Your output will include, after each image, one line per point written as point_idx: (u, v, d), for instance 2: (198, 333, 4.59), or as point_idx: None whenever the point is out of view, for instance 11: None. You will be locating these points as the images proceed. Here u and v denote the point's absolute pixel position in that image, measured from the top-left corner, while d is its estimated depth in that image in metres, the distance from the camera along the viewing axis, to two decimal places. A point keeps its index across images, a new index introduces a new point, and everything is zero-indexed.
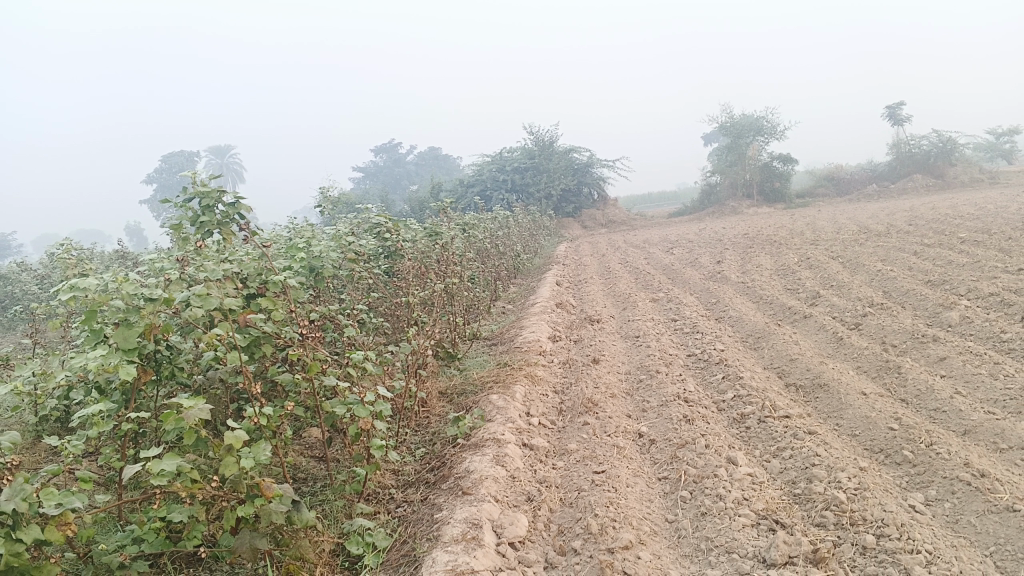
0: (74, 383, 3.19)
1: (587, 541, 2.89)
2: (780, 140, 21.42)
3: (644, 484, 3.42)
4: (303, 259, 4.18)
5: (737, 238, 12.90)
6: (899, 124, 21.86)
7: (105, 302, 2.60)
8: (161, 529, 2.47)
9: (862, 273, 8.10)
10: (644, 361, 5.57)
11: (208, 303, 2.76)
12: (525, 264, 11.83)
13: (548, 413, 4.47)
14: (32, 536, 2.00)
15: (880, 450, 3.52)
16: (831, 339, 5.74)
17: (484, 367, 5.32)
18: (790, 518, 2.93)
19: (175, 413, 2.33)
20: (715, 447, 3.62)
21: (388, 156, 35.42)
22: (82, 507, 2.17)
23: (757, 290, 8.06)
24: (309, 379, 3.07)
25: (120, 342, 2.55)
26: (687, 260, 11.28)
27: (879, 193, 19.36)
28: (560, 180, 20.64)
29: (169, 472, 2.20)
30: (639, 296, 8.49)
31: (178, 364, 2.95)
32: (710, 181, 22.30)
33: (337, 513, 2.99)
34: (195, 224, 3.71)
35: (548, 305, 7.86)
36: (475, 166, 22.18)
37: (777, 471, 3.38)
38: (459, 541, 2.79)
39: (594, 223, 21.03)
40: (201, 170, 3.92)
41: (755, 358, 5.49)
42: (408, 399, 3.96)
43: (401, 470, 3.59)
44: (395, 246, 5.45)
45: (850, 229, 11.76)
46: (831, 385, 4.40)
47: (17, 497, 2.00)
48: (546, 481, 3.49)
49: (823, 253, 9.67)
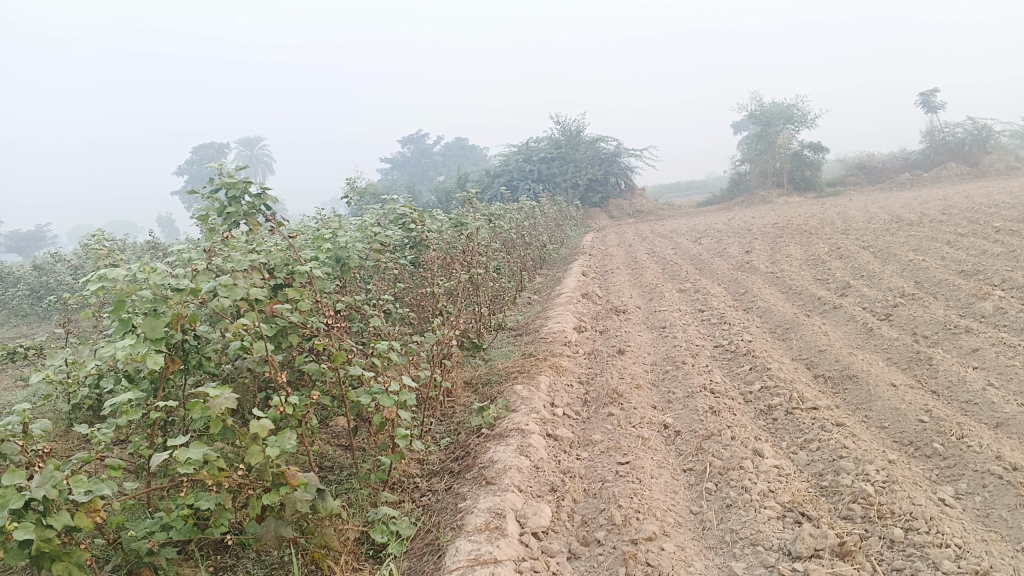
0: (104, 372, 3.23)
1: (611, 532, 2.88)
2: (811, 129, 21.17)
3: (669, 475, 3.40)
4: (328, 250, 4.20)
5: (766, 228, 12.79)
6: (934, 112, 21.52)
7: (133, 292, 2.63)
8: (189, 517, 2.50)
9: (894, 263, 7.99)
10: (670, 351, 5.54)
11: (234, 293, 2.77)
12: (551, 255, 11.81)
13: (573, 404, 4.47)
14: (63, 523, 2.04)
15: (910, 443, 3.47)
16: (861, 330, 5.67)
17: (509, 357, 5.33)
18: (816, 510, 2.90)
19: (202, 402, 2.35)
20: (742, 438, 3.59)
21: (415, 147, 35.55)
22: (110, 495, 2.20)
23: (786, 280, 7.97)
24: (335, 368, 3.08)
25: (147, 332, 2.57)
26: (715, 250, 11.19)
27: (912, 181, 19.06)
28: (587, 170, 20.56)
29: (196, 461, 2.23)
30: (665, 286, 8.45)
31: (206, 354, 2.98)
32: (739, 171, 22.11)
33: (362, 502, 3.01)
34: (222, 214, 3.72)
35: (574, 296, 7.84)
36: (501, 156, 22.16)
37: (804, 463, 3.35)
38: (482, 530, 2.80)
39: (621, 214, 20.93)
40: (227, 161, 3.92)
41: (783, 349, 5.44)
42: (433, 389, 3.98)
43: (426, 460, 3.61)
44: (421, 237, 5.46)
45: (881, 219, 11.60)
46: (861, 377, 4.35)
47: (48, 484, 2.04)
48: (570, 471, 3.49)
49: (854, 242, 9.55)
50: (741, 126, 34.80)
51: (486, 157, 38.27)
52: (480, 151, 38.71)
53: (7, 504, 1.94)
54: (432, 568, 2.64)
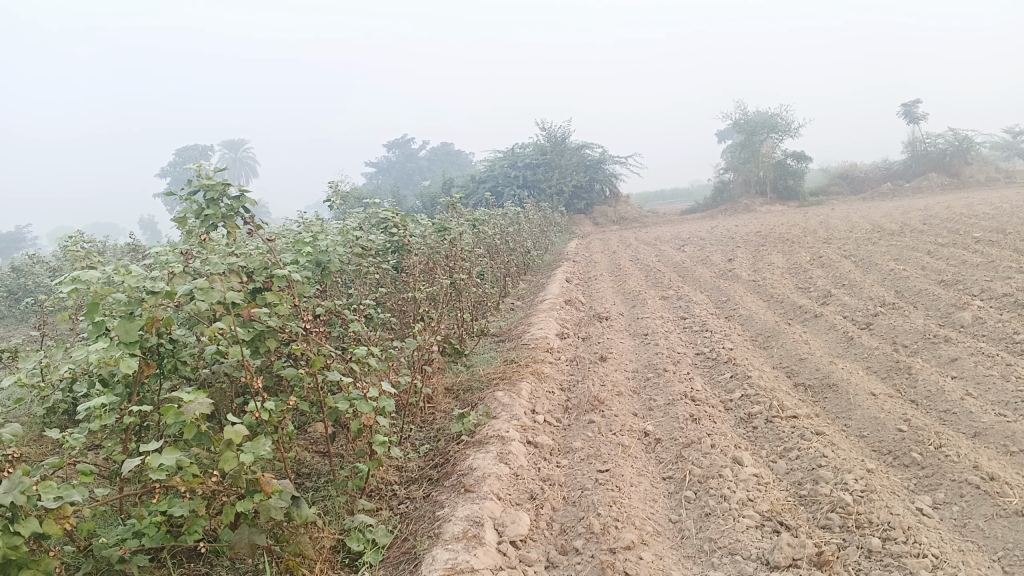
0: (78, 376, 3.18)
1: (589, 541, 2.87)
2: (794, 138, 21.35)
3: (648, 483, 3.39)
4: (308, 254, 4.17)
5: (749, 236, 12.86)
6: (915, 122, 21.75)
7: (107, 294, 2.59)
8: (162, 524, 2.46)
9: (875, 272, 8.04)
10: (652, 358, 5.54)
11: (210, 296, 2.74)
12: (535, 261, 11.81)
13: (554, 411, 4.45)
14: (30, 530, 2.00)
15: (888, 452, 3.48)
16: (841, 338, 5.69)
17: (490, 363, 5.31)
18: (795, 519, 2.90)
19: (176, 407, 2.32)
20: (721, 447, 3.59)
21: (400, 152, 35.53)
22: (81, 501, 2.16)
23: (768, 288, 8.01)
24: (313, 374, 3.05)
25: (121, 335, 2.53)
26: (698, 258, 11.24)
27: (894, 191, 19.22)
28: (571, 177, 20.61)
29: (169, 467, 2.20)
30: (649, 293, 8.45)
31: (182, 358, 2.94)
32: (723, 179, 22.22)
33: (338, 509, 2.98)
34: (199, 217, 3.69)
35: (557, 302, 7.84)
36: (486, 162, 22.17)
37: (784, 472, 3.35)
38: (459, 538, 2.77)
39: (605, 220, 20.98)
40: (205, 162, 3.89)
41: (765, 357, 5.45)
42: (412, 395, 3.95)
43: (404, 466, 3.57)
44: (403, 241, 5.44)
45: (863, 228, 11.67)
46: (840, 386, 4.36)
47: (16, 490, 2.00)
48: (550, 479, 3.47)
49: (835, 251, 9.61)
50: (726, 136, 35.01)
51: (471, 163, 38.23)
52: (465, 157, 38.69)
53: None
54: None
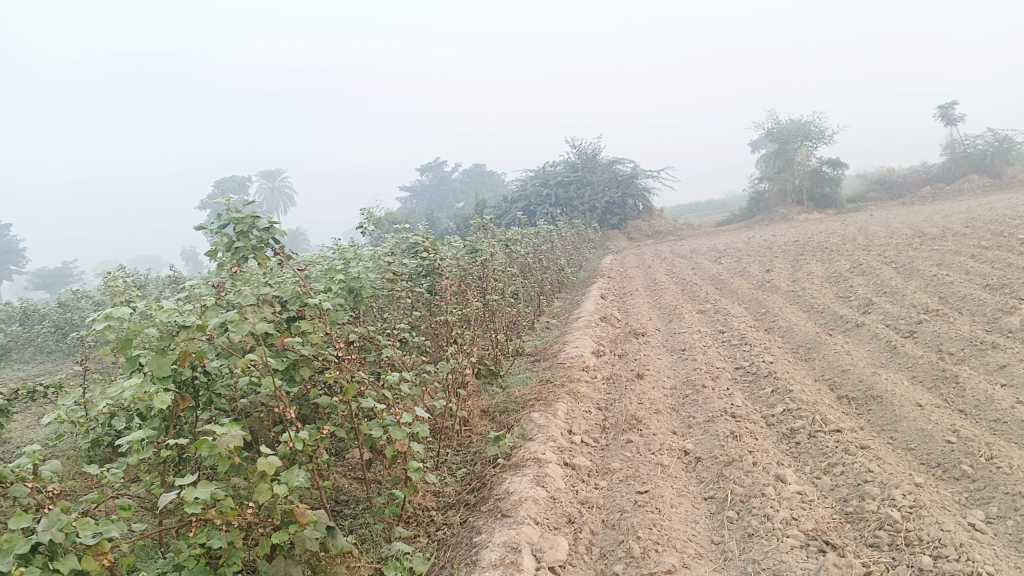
0: (118, 410, 3.23)
1: (630, 565, 2.81)
2: (829, 145, 21.10)
3: (689, 504, 3.32)
4: (340, 281, 4.21)
5: (787, 245, 12.70)
6: (953, 124, 21.39)
7: (139, 330, 2.61)
8: (201, 556, 2.46)
9: (917, 278, 7.87)
10: (690, 374, 5.47)
11: (242, 328, 2.75)
12: (570, 278, 11.79)
13: (591, 431, 4.40)
14: (69, 567, 2.01)
15: (937, 465, 3.38)
16: (884, 348, 5.56)
17: (526, 384, 5.28)
18: (841, 538, 2.82)
19: (209, 440, 2.32)
20: (763, 464, 3.51)
21: (433, 175, 35.81)
22: (118, 536, 2.17)
23: (808, 298, 7.87)
24: (347, 401, 3.06)
25: (154, 370, 2.56)
26: (735, 270, 11.12)
27: (934, 194, 18.85)
28: (604, 193, 20.55)
29: (203, 500, 2.20)
30: (685, 308, 8.36)
31: (216, 390, 2.96)
32: (757, 189, 22.01)
33: (376, 538, 2.97)
34: (231, 249, 3.73)
35: (593, 319, 7.79)
36: (518, 181, 22.22)
37: (828, 488, 3.26)
38: (496, 565, 2.74)
39: (640, 235, 20.87)
40: (235, 196, 3.93)
41: (806, 369, 5.34)
42: (447, 418, 3.94)
43: (441, 491, 3.55)
44: (434, 265, 5.43)
45: (903, 234, 11.45)
46: (885, 397, 4.25)
47: (54, 527, 2.01)
48: (588, 502, 3.42)
49: (876, 259, 9.44)
50: (759, 146, 34.80)
51: (503, 182, 38.38)
52: (497, 177, 38.84)
53: (13, 549, 1.92)
54: None
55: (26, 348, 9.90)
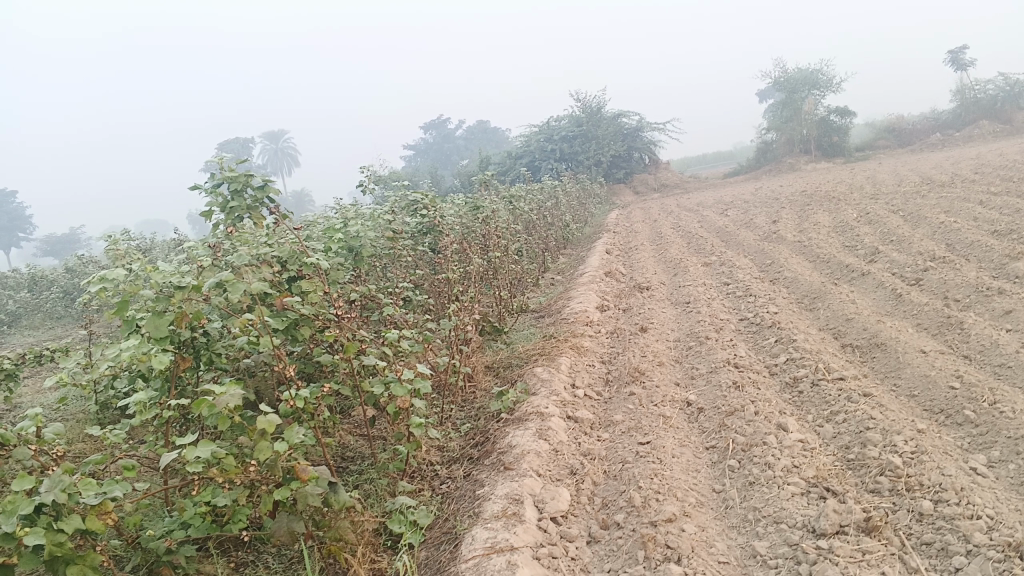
0: (121, 371, 3.25)
1: (631, 514, 2.83)
2: (836, 93, 20.79)
3: (691, 454, 3.34)
4: (339, 241, 4.23)
5: (794, 196, 12.60)
6: (963, 69, 21.05)
7: (136, 292, 2.63)
8: (208, 513, 2.48)
9: (925, 225, 7.80)
10: (694, 326, 5.46)
11: (237, 288, 2.74)
12: (574, 234, 11.73)
13: (594, 384, 4.42)
14: (74, 526, 2.03)
15: (941, 411, 3.37)
16: (890, 296, 5.53)
17: (530, 339, 5.28)
18: (842, 485, 2.83)
19: (209, 400, 2.33)
20: (766, 414, 3.51)
21: (437, 133, 35.55)
22: (122, 496, 2.19)
23: (814, 248, 7.82)
24: (348, 359, 3.06)
25: (151, 332, 2.57)
26: (741, 221, 11.04)
27: (942, 141, 18.64)
28: (609, 147, 20.35)
29: (205, 459, 2.21)
30: (690, 261, 8.32)
31: (216, 350, 2.96)
32: (765, 140, 21.78)
33: (381, 492, 2.99)
34: (226, 209, 3.81)
35: (597, 274, 7.77)
36: (522, 137, 22.03)
37: (831, 436, 3.27)
38: (498, 517, 2.77)
39: (645, 189, 20.71)
40: (227, 156, 4.00)
41: (811, 319, 5.32)
42: (451, 374, 3.95)
43: (446, 446, 3.57)
44: (434, 222, 5.41)
45: (911, 181, 11.33)
46: (889, 344, 4.24)
47: (57, 488, 2.02)
48: (590, 454, 3.44)
49: (883, 207, 9.36)
50: (764, 94, 34.32)
51: (508, 139, 38.05)
52: (501, 133, 38.52)
53: (16, 510, 1.93)
54: (449, 557, 2.63)
55: (35, 315, 9.92)
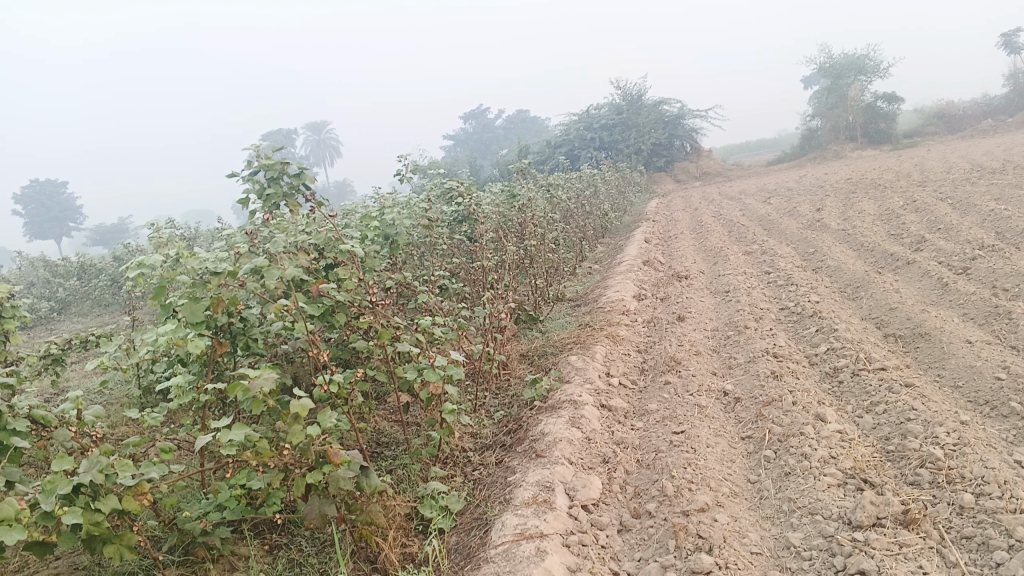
0: (160, 355, 3.30)
1: (662, 504, 2.81)
2: (884, 79, 20.33)
3: (726, 444, 3.29)
4: (375, 229, 4.26)
5: (839, 183, 12.35)
6: (1017, 53, 20.43)
7: (173, 278, 2.67)
8: (243, 496, 2.50)
9: (974, 213, 7.60)
10: (733, 315, 5.39)
11: (272, 274, 2.77)
12: (613, 223, 11.65)
13: (630, 373, 4.39)
14: (111, 506, 2.06)
15: (985, 402, 3.28)
16: (935, 285, 5.40)
17: (566, 328, 5.26)
18: (880, 476, 2.77)
19: (243, 384, 2.35)
20: (804, 404, 3.45)
21: (477, 122, 35.56)
22: (158, 478, 2.21)
23: (858, 237, 7.67)
24: (382, 345, 3.07)
25: (187, 317, 2.61)
26: (784, 210, 10.87)
27: (995, 127, 18.13)
28: (649, 135, 20.16)
29: (238, 442, 2.22)
30: (730, 249, 8.20)
31: (253, 335, 2.98)
32: (810, 127, 21.39)
33: (413, 477, 3.00)
34: (262, 196, 3.88)
35: (635, 263, 7.70)
36: (562, 125, 21.93)
37: (870, 427, 3.20)
38: (529, 504, 2.77)
39: (687, 177, 20.48)
40: (263, 144, 4.07)
41: (853, 308, 5.21)
42: (485, 361, 3.95)
43: (479, 433, 3.58)
44: (469, 210, 5.40)
45: (960, 169, 11.04)
46: (933, 334, 4.14)
47: (94, 469, 2.05)
48: (623, 442, 3.42)
49: (931, 195, 9.13)
50: (809, 80, 33.64)
51: (548, 128, 37.89)
52: (541, 122, 38.37)
53: (55, 489, 1.97)
54: (479, 542, 2.64)
55: (84, 302, 10.18)
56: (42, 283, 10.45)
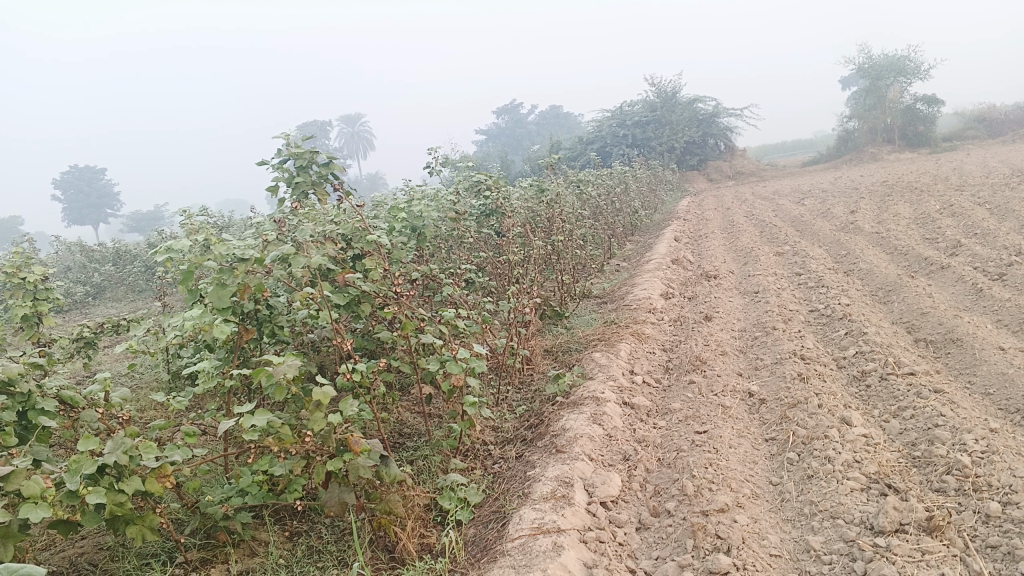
0: (188, 341, 3.34)
1: (682, 503, 2.79)
2: (924, 80, 19.97)
3: (749, 445, 3.27)
4: (402, 220, 4.27)
5: (875, 186, 12.17)
6: None
7: (200, 264, 2.70)
8: (265, 482, 2.52)
9: (1012, 219, 7.45)
10: (761, 316, 5.34)
11: (298, 262, 2.79)
12: (643, 221, 11.58)
13: (654, 371, 4.37)
14: (134, 488, 2.09)
15: (1017, 410, 3.22)
16: (970, 291, 5.30)
17: (591, 324, 5.25)
18: (905, 482, 2.73)
19: (267, 369, 2.37)
20: (829, 407, 3.41)
21: (510, 117, 35.55)
22: (181, 461, 2.24)
23: (892, 240, 7.55)
24: (406, 336, 3.08)
25: (214, 303, 2.65)
26: (818, 211, 10.73)
27: None
28: (683, 132, 20.00)
29: (261, 428, 2.24)
30: (761, 250, 8.12)
31: (279, 323, 3.00)
32: (846, 128, 21.10)
33: (433, 468, 3.01)
34: (291, 184, 3.92)
35: (664, 261, 7.65)
36: (594, 121, 21.84)
37: (897, 432, 3.15)
38: (547, 498, 2.77)
39: (720, 176, 20.30)
40: (293, 132, 4.10)
41: (884, 312, 5.14)
42: (509, 356, 3.95)
43: (500, 427, 3.58)
44: (497, 204, 5.40)
45: (1000, 173, 10.83)
46: (965, 340, 4.07)
47: (119, 450, 2.08)
48: (645, 440, 3.41)
49: (969, 199, 8.97)
50: (848, 81, 33.14)
51: (580, 124, 37.74)
52: (574, 118, 38.24)
53: (80, 469, 2.00)
54: (496, 535, 2.64)
55: (119, 287, 10.34)
56: (78, 268, 10.62)
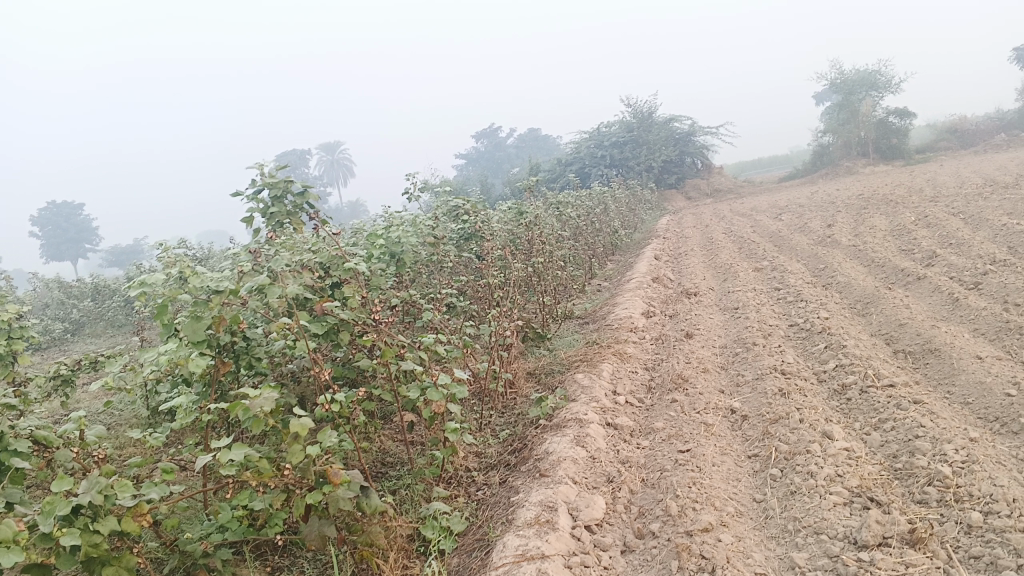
0: (165, 376, 3.30)
1: (666, 524, 2.78)
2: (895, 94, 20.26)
3: (732, 462, 3.26)
4: (380, 247, 4.27)
5: (851, 199, 12.29)
6: None
7: (175, 297, 2.67)
8: (244, 517, 2.48)
9: (986, 229, 7.54)
10: (742, 332, 5.36)
11: (274, 291, 2.78)
12: (623, 240, 11.62)
13: (637, 391, 4.37)
14: (109, 528, 2.05)
15: (995, 419, 3.24)
16: (946, 301, 5.35)
17: (573, 345, 5.25)
18: (887, 494, 2.73)
19: (244, 403, 2.34)
20: (810, 421, 3.42)
21: (489, 141, 35.71)
22: (158, 499, 2.20)
23: (869, 252, 7.62)
24: (385, 363, 3.06)
25: (189, 336, 2.62)
26: (796, 226, 10.82)
27: (1009, 142, 18.02)
28: (661, 151, 20.16)
29: (239, 462, 2.19)
30: (741, 266, 8.16)
31: (256, 355, 2.97)
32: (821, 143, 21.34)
33: (416, 497, 2.99)
34: (266, 215, 3.91)
35: (644, 280, 7.68)
36: (573, 143, 21.98)
37: (878, 444, 3.16)
38: (531, 524, 2.75)
39: (698, 194, 20.44)
40: (267, 163, 4.10)
41: (863, 324, 5.17)
42: (490, 380, 3.94)
43: (483, 453, 3.56)
44: (476, 228, 5.40)
45: (973, 184, 10.98)
46: (943, 350, 4.10)
47: (93, 489, 2.05)
48: (628, 461, 3.40)
49: (943, 210, 9.07)
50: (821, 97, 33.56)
51: (559, 145, 37.97)
52: (553, 140, 38.47)
53: (54, 511, 1.96)
54: (480, 564, 2.62)
55: (97, 323, 10.23)
56: (56, 305, 10.51)
